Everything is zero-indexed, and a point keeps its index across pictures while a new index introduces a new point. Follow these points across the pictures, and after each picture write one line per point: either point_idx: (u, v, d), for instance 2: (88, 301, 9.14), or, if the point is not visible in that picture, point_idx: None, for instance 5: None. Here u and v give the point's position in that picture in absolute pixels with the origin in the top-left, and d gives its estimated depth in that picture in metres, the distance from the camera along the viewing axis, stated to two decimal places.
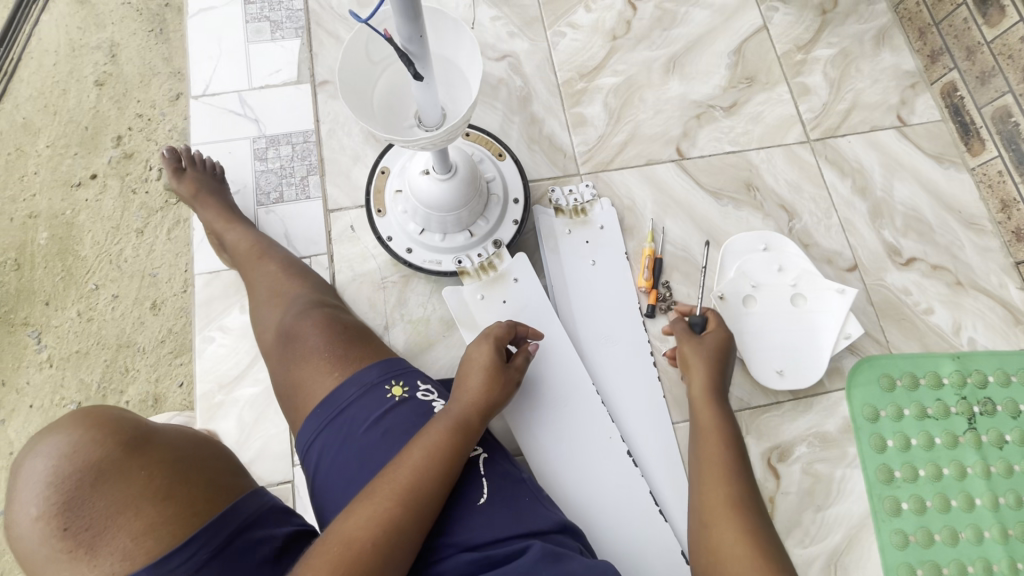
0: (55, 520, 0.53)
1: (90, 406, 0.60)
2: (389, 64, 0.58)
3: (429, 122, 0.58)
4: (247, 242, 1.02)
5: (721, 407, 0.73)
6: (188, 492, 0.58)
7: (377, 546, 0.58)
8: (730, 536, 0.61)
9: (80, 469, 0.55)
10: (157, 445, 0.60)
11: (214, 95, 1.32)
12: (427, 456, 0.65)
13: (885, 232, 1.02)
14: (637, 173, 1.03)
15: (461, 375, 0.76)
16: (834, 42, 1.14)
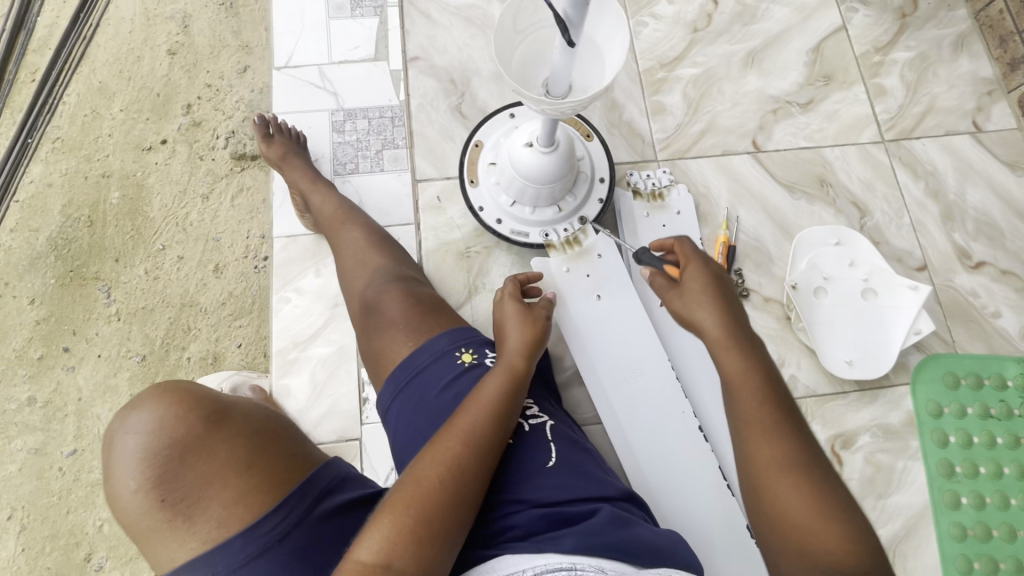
0: (154, 491, 0.60)
1: (165, 386, 0.65)
2: (530, 34, 0.61)
3: (556, 92, 0.61)
4: (332, 206, 1.07)
5: (742, 343, 0.65)
6: (269, 463, 0.63)
7: (451, 485, 0.60)
8: (797, 494, 0.57)
9: (167, 444, 0.61)
10: (232, 419, 0.65)
11: (296, 67, 1.36)
12: (493, 398, 0.67)
13: (955, 235, 1.04)
14: (712, 163, 1.05)
15: (503, 329, 0.78)
16: (912, 45, 1.15)
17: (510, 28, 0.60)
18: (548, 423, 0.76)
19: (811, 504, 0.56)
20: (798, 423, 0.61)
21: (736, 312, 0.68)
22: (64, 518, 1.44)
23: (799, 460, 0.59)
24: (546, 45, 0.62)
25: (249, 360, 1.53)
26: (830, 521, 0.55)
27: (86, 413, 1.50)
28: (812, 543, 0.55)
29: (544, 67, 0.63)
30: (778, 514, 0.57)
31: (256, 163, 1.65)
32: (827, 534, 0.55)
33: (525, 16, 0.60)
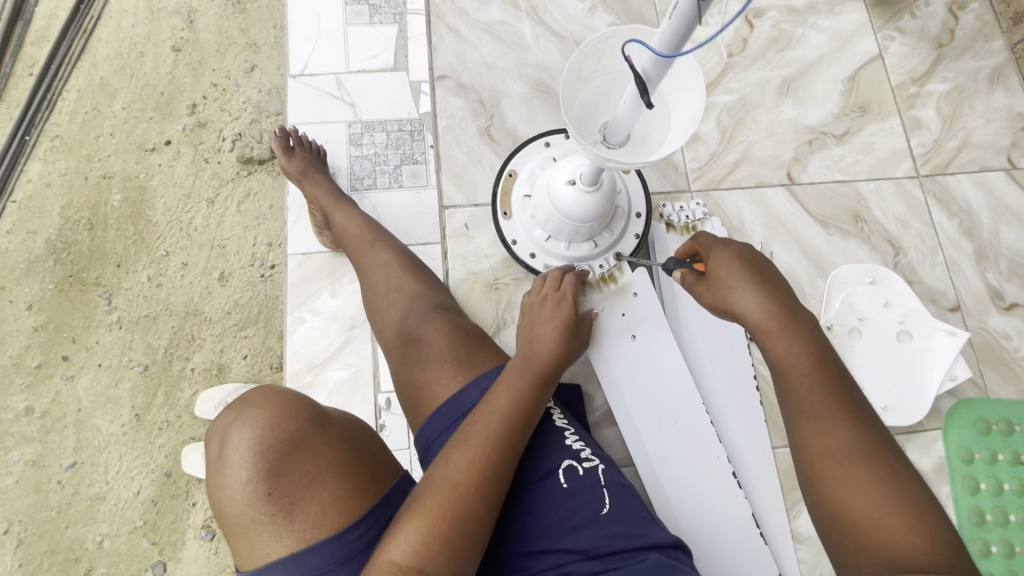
0: (260, 484, 0.60)
1: (274, 389, 0.67)
2: (593, 79, 0.61)
3: (614, 140, 0.61)
4: (357, 225, 1.01)
5: (797, 331, 0.64)
6: (360, 474, 0.64)
7: (479, 488, 0.61)
8: (862, 483, 0.57)
9: (276, 441, 0.62)
10: (332, 425, 0.66)
11: (312, 75, 1.23)
12: (510, 400, 0.67)
13: (989, 275, 1.02)
14: (746, 196, 1.03)
15: (528, 332, 0.78)
16: (948, 77, 1.12)
17: (573, 75, 0.60)
18: (601, 467, 0.72)
19: (876, 492, 0.57)
20: (857, 408, 0.62)
21: (785, 297, 0.67)
22: (62, 533, 1.34)
23: (861, 446, 0.59)
24: (608, 92, 0.62)
25: (255, 373, 1.41)
26: (898, 509, 0.56)
27: (85, 424, 1.38)
28: (881, 533, 0.55)
29: (604, 113, 0.62)
30: (842, 504, 0.58)
31: (263, 166, 1.51)
32: (898, 524, 0.55)
33: (590, 62, 0.59)
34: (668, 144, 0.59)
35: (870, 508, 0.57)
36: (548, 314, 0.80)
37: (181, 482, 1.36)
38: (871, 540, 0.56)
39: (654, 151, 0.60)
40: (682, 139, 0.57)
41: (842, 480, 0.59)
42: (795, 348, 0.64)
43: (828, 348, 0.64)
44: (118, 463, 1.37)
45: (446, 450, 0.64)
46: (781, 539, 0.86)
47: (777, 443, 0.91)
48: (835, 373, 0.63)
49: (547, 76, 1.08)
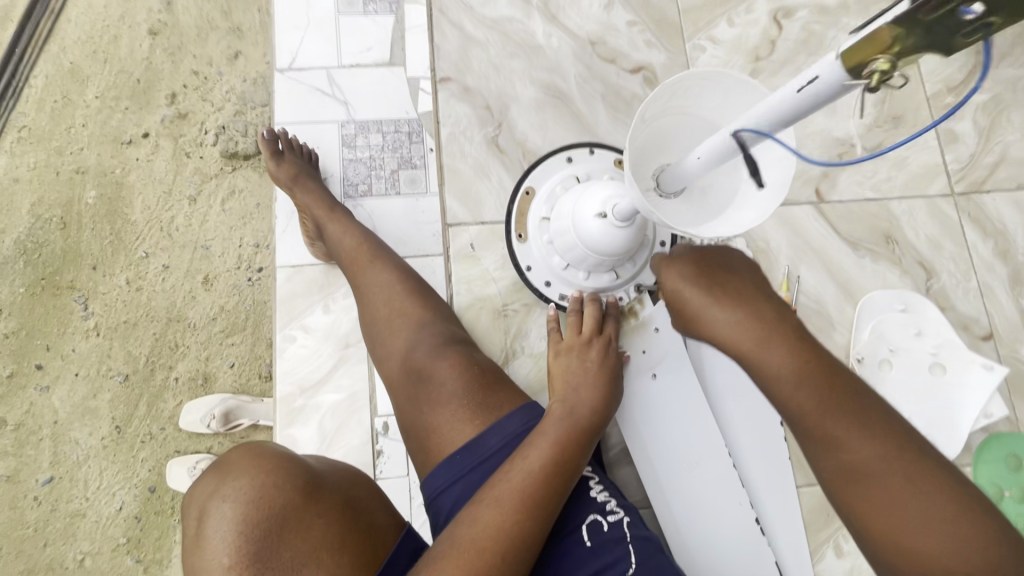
0: (244, 571, 0.50)
1: (259, 449, 0.57)
2: (657, 121, 0.54)
3: (669, 192, 0.56)
4: (355, 239, 0.91)
5: (778, 337, 0.56)
6: (359, 544, 0.56)
7: (504, 557, 0.54)
8: (889, 504, 0.48)
9: (266, 515, 0.52)
10: (327, 491, 0.57)
11: (301, 70, 1.08)
12: (550, 458, 0.61)
13: (1023, 301, 0.97)
14: (773, 215, 0.96)
15: (569, 381, 0.72)
16: (987, 86, 1.05)
17: (640, 116, 0.53)
18: (626, 520, 0.67)
19: (907, 512, 0.48)
20: (872, 411, 0.52)
21: (758, 300, 0.59)
22: (40, 552, 1.26)
23: (884, 459, 0.49)
24: (670, 135, 0.56)
25: (243, 383, 1.33)
26: (940, 529, 0.46)
27: (63, 438, 1.30)
28: (923, 561, 0.46)
29: (664, 156, 0.56)
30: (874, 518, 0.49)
31: (249, 162, 1.40)
32: (943, 547, 0.46)
33: (659, 104, 0.53)
34: (734, 207, 0.54)
35: (908, 524, 0.47)
36: (586, 363, 0.74)
37: (165, 498, 1.29)
38: (916, 573, 0.47)
39: (714, 216, 0.55)
40: (756, 209, 0.53)
41: (865, 503, 0.50)
42: (780, 360, 0.55)
43: (818, 347, 0.56)
44: (98, 478, 1.29)
45: (472, 507, 0.58)
46: None
47: (801, 482, 0.86)
48: (835, 375, 0.54)
49: (561, 78, 1.01)
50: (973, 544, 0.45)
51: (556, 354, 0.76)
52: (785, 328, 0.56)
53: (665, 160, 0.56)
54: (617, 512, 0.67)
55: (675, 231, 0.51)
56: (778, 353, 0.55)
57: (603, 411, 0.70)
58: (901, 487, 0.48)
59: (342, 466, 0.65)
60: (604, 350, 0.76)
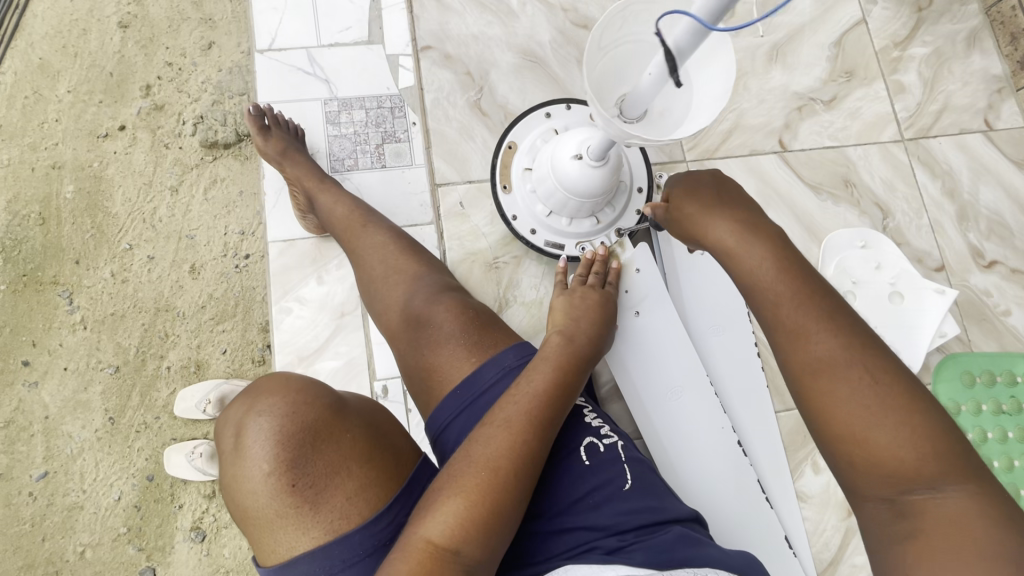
0: (284, 476, 0.55)
1: (287, 375, 0.61)
2: (612, 49, 0.61)
3: (631, 116, 0.62)
4: (346, 208, 0.94)
5: (761, 242, 0.58)
6: (383, 457, 0.59)
7: (518, 473, 0.58)
8: (849, 396, 0.49)
9: (299, 429, 0.56)
10: (352, 412, 0.60)
11: (281, 50, 1.10)
12: (552, 379, 0.65)
13: (970, 235, 1.05)
14: (741, 164, 1.03)
15: (570, 314, 0.77)
16: (928, 41, 1.13)
17: (595, 45, 0.59)
18: (620, 443, 0.71)
19: (866, 404, 0.49)
20: (840, 310, 0.53)
21: (755, 216, 0.60)
22: (40, 547, 1.26)
23: (846, 353, 0.50)
24: (626, 61, 0.62)
25: (236, 368, 1.33)
26: (895, 418, 0.48)
27: (55, 433, 1.30)
28: (874, 449, 0.48)
29: (621, 85, 0.63)
30: (836, 410, 0.50)
31: (229, 151, 1.41)
32: (898, 435, 0.47)
33: (612, 32, 0.59)
34: (687, 121, 0.61)
35: (868, 412, 0.48)
36: (584, 301, 0.79)
37: (165, 485, 1.29)
38: (876, 461, 0.48)
39: (672, 131, 0.62)
40: (704, 117, 0.59)
41: (828, 396, 0.50)
42: (762, 260, 0.56)
43: (797, 254, 0.57)
44: (94, 470, 1.29)
45: (484, 428, 0.60)
46: (785, 504, 0.88)
47: (778, 408, 0.93)
48: (811, 278, 0.55)
49: (537, 45, 1.07)
50: (923, 434, 0.47)
51: (562, 292, 0.81)
52: (769, 234, 0.58)
53: (625, 88, 0.63)
54: (611, 433, 0.71)
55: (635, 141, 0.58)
56: (761, 254, 0.57)
57: (597, 345, 0.74)
58: (860, 378, 0.49)
59: (365, 397, 0.68)
60: (599, 290, 0.82)
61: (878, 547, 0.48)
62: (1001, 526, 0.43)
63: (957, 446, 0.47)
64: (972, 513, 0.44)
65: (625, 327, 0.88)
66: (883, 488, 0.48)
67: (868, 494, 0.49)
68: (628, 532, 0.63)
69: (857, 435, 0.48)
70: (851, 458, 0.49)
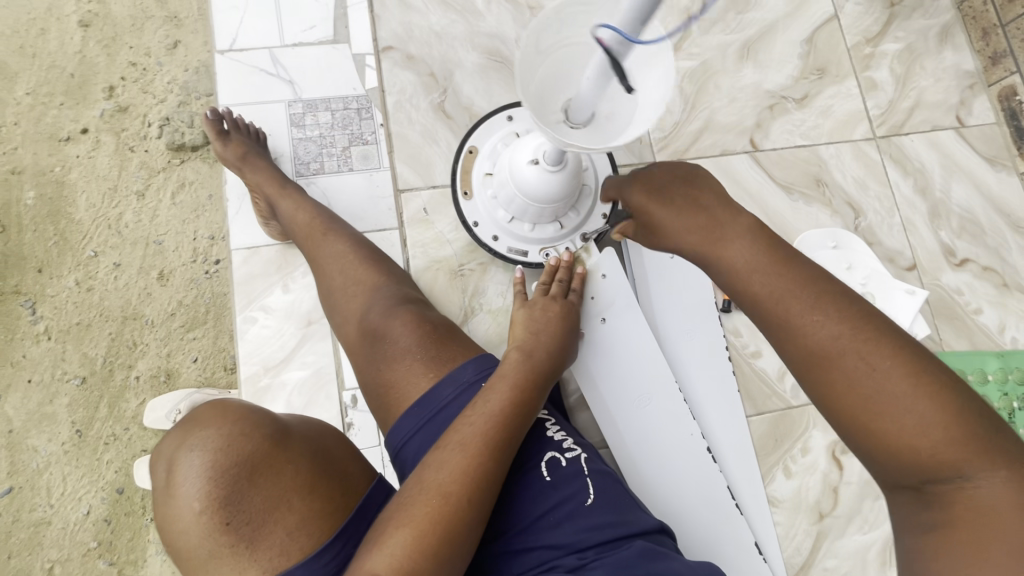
0: (217, 514, 0.53)
1: (226, 403, 0.59)
2: (552, 53, 0.57)
3: (576, 120, 0.58)
4: (307, 214, 0.91)
5: (736, 236, 0.57)
6: (327, 487, 0.59)
7: (472, 500, 0.56)
8: (852, 389, 0.48)
9: (235, 462, 0.54)
10: (296, 440, 0.59)
11: (242, 51, 1.06)
12: (510, 400, 0.63)
13: (942, 233, 1.05)
14: (711, 164, 1.02)
15: (530, 327, 0.75)
16: (900, 37, 1.12)
17: (532, 47, 0.56)
18: (582, 455, 0.69)
19: (870, 390, 0.48)
20: (830, 292, 0.52)
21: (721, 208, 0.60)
22: (5, 565, 1.19)
23: (841, 342, 0.49)
24: (568, 65, 0.58)
25: (207, 376, 1.26)
26: (905, 406, 0.46)
27: (19, 447, 1.22)
28: (889, 441, 0.47)
29: (565, 88, 0.59)
30: (843, 400, 0.49)
31: (197, 153, 1.33)
32: (909, 420, 0.46)
33: (548, 35, 0.56)
34: (633, 126, 0.58)
35: (875, 399, 0.47)
36: (547, 313, 0.77)
37: (136, 498, 1.22)
38: (892, 449, 0.47)
39: (619, 136, 0.58)
40: (648, 121, 0.57)
41: (831, 390, 0.50)
42: (738, 257, 0.56)
43: (774, 243, 0.56)
44: (63, 484, 1.22)
45: (438, 451, 0.59)
46: (756, 511, 0.87)
47: (749, 412, 0.92)
48: (793, 267, 0.54)
49: (502, 44, 1.05)
50: (938, 419, 0.45)
51: (522, 305, 0.79)
52: (743, 226, 0.57)
53: (569, 92, 0.59)
54: (573, 448, 0.69)
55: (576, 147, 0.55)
56: (739, 249, 0.56)
57: (558, 360, 0.72)
58: (861, 365, 0.48)
59: (312, 420, 0.67)
60: (561, 301, 0.80)
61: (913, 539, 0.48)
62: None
63: (976, 418, 0.46)
64: (1003, 500, 0.43)
65: (593, 335, 0.86)
66: (908, 479, 0.47)
67: (896, 485, 0.48)
68: (588, 550, 0.61)
69: (867, 424, 0.48)
70: (869, 450, 0.48)
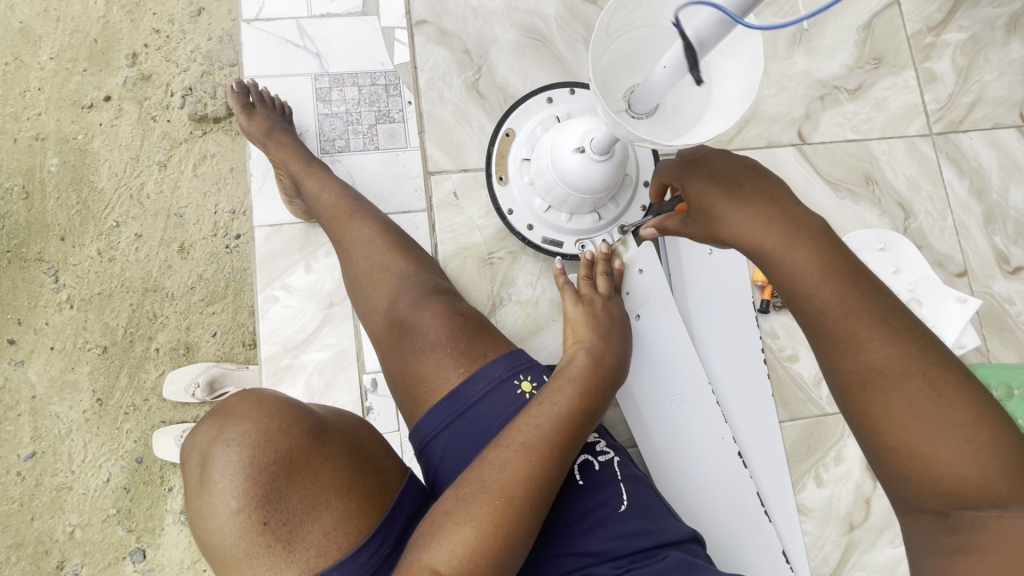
0: (255, 512, 0.52)
1: (260, 395, 0.57)
2: (622, 36, 0.53)
3: (640, 110, 0.55)
4: (334, 194, 0.87)
5: (803, 233, 0.46)
6: (365, 485, 0.57)
7: (535, 504, 0.54)
8: (907, 412, 0.42)
9: (275, 459, 0.53)
10: (332, 435, 0.58)
11: (269, 20, 1.01)
12: (575, 403, 0.61)
13: (996, 238, 0.99)
14: (756, 156, 0.97)
15: (595, 328, 0.73)
16: (965, 26, 1.04)
17: (602, 31, 0.51)
18: (616, 459, 0.67)
19: (923, 417, 0.42)
20: (895, 313, 0.44)
21: (787, 200, 0.49)
22: (28, 526, 1.20)
23: (905, 362, 0.43)
24: (639, 48, 0.55)
25: (227, 351, 1.26)
26: (962, 437, 0.40)
27: (42, 413, 1.23)
28: (931, 467, 0.41)
29: (632, 75, 0.56)
30: (888, 421, 0.43)
31: (219, 125, 1.30)
32: (961, 455, 0.40)
33: (622, 17, 0.51)
34: (706, 120, 0.54)
35: (920, 426, 0.41)
36: (605, 312, 0.76)
37: (154, 467, 1.22)
38: (927, 478, 0.41)
39: (690, 129, 0.54)
40: (724, 118, 0.53)
41: (881, 410, 0.43)
42: (802, 255, 0.46)
43: (841, 241, 0.47)
44: (83, 451, 1.22)
45: (498, 450, 0.56)
46: (784, 518, 0.85)
47: (783, 417, 0.89)
48: (860, 272, 0.46)
49: (541, 21, 1.00)
50: (993, 449, 0.40)
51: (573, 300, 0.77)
52: (813, 225, 0.47)
53: (635, 78, 0.56)
54: (605, 449, 0.67)
55: (644, 145, 0.51)
56: (802, 243, 0.46)
57: (621, 363, 0.70)
58: (923, 392, 0.42)
59: (343, 409, 0.65)
60: (614, 300, 0.78)
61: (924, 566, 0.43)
62: None
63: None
64: None
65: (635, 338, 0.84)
66: (935, 503, 0.42)
67: (914, 507, 0.43)
68: (622, 559, 0.59)
69: (903, 450, 0.42)
70: (899, 475, 0.43)
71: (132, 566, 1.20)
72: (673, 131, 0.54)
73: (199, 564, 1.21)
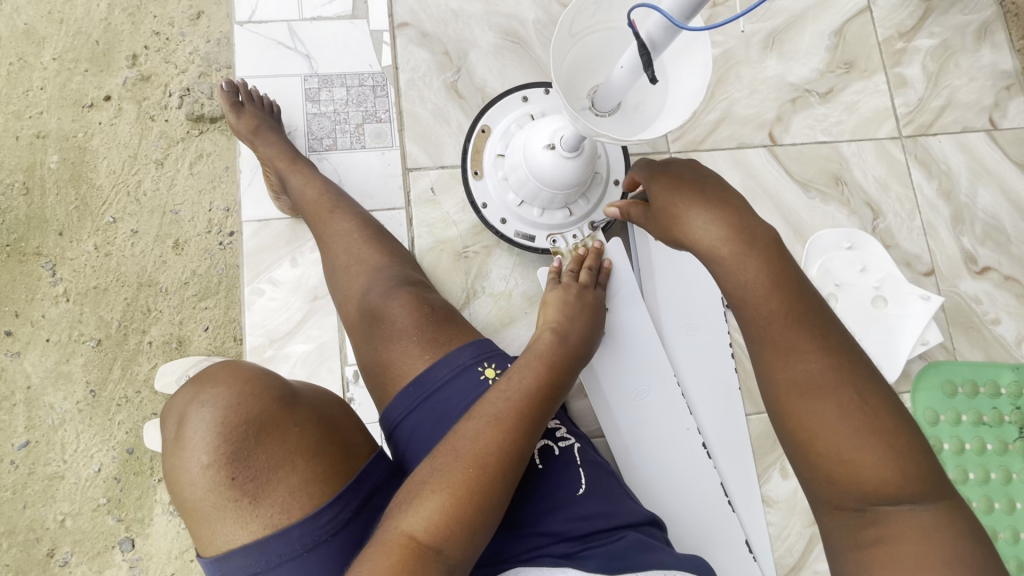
0: (223, 468, 0.55)
1: (239, 363, 0.61)
2: (584, 37, 0.56)
3: (603, 108, 0.58)
4: (315, 190, 0.91)
5: (757, 249, 0.51)
6: (331, 451, 0.60)
7: (507, 472, 0.56)
8: (835, 418, 0.46)
9: (242, 420, 0.56)
10: (303, 405, 0.61)
11: (261, 23, 1.05)
12: (541, 377, 0.64)
13: (964, 239, 1.01)
14: (727, 157, 1.00)
15: (565, 312, 0.75)
16: (936, 32, 1.07)
17: (566, 31, 0.54)
18: (577, 445, 0.69)
19: (850, 424, 0.46)
20: (830, 328, 0.50)
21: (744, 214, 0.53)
22: (20, 514, 1.23)
23: (837, 373, 0.47)
24: (602, 50, 0.57)
25: (218, 345, 1.28)
26: (881, 444, 0.45)
27: (37, 403, 1.26)
28: (853, 470, 0.45)
29: (595, 76, 0.59)
30: (817, 428, 0.47)
31: (215, 125, 1.34)
32: (879, 459, 0.45)
33: (584, 19, 0.54)
34: (660, 120, 0.56)
35: (847, 433, 0.46)
36: (578, 299, 0.78)
37: (145, 458, 1.25)
38: (848, 480, 0.46)
39: (647, 128, 0.57)
40: (676, 117, 0.55)
41: (812, 417, 0.47)
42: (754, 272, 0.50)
43: (791, 259, 0.51)
44: (76, 441, 1.25)
45: (469, 421, 0.58)
46: (748, 509, 0.86)
47: (749, 410, 0.91)
48: (800, 286, 0.51)
49: (520, 25, 1.03)
50: (905, 456, 0.45)
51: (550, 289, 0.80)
52: (764, 236, 0.51)
53: (598, 79, 0.59)
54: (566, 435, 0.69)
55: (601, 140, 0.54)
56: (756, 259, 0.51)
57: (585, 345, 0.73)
58: (847, 399, 0.46)
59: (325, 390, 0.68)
60: (591, 292, 0.80)
61: (845, 558, 0.47)
62: (959, 535, 0.43)
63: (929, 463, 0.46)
64: (939, 527, 0.44)
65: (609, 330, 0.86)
66: (854, 503, 0.46)
67: (836, 507, 0.47)
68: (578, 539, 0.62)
69: (827, 454, 0.46)
70: (823, 477, 0.47)
71: (121, 555, 1.22)
72: (631, 129, 0.56)
73: (186, 554, 1.24)
